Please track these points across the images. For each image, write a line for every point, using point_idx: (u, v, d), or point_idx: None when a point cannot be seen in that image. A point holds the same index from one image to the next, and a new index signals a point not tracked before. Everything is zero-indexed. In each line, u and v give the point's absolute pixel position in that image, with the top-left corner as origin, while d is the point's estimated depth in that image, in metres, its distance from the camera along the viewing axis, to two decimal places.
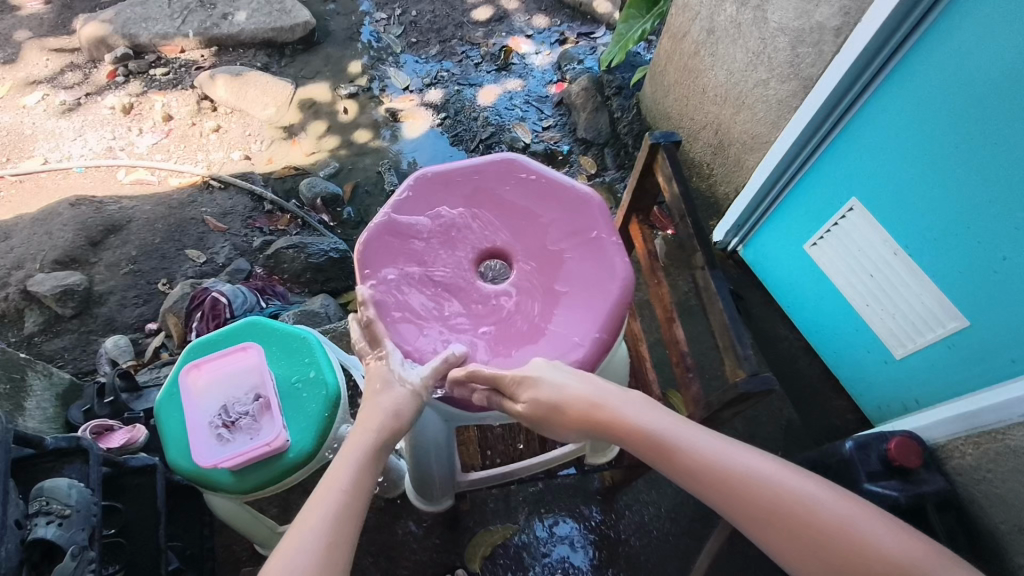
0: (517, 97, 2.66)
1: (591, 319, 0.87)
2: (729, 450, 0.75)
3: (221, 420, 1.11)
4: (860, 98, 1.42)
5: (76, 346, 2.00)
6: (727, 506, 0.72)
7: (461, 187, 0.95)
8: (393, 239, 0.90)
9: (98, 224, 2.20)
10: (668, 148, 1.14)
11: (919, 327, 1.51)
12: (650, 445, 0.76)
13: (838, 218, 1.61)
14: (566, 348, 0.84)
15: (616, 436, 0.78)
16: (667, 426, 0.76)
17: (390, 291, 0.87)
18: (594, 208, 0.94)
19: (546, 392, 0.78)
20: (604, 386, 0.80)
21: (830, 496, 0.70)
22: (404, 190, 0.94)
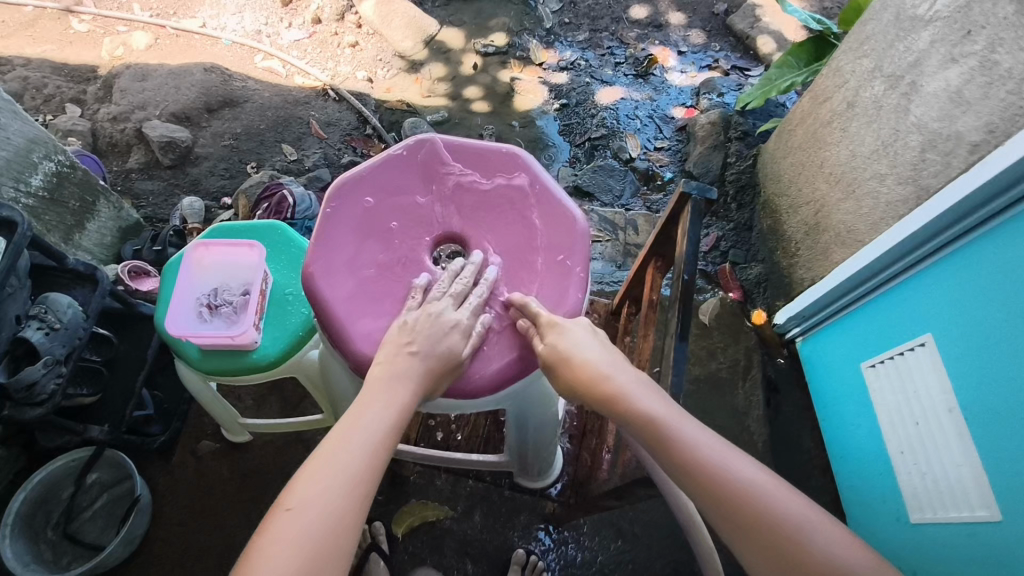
0: (642, 108, 2.59)
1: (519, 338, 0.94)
2: (711, 447, 0.78)
3: (206, 302, 1.16)
4: (969, 233, 1.24)
5: (161, 193, 2.19)
6: (704, 498, 0.76)
7: (457, 166, 1.03)
8: (370, 193, 1.00)
9: (218, 94, 2.38)
10: (697, 203, 1.03)
11: (945, 499, 1.34)
12: (646, 426, 0.81)
13: (904, 348, 1.44)
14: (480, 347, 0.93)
15: (617, 411, 0.83)
16: (662, 407, 0.82)
17: (344, 237, 0.97)
18: (578, 237, 1.00)
19: (565, 345, 0.87)
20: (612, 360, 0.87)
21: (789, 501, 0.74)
22: (404, 148, 1.03)
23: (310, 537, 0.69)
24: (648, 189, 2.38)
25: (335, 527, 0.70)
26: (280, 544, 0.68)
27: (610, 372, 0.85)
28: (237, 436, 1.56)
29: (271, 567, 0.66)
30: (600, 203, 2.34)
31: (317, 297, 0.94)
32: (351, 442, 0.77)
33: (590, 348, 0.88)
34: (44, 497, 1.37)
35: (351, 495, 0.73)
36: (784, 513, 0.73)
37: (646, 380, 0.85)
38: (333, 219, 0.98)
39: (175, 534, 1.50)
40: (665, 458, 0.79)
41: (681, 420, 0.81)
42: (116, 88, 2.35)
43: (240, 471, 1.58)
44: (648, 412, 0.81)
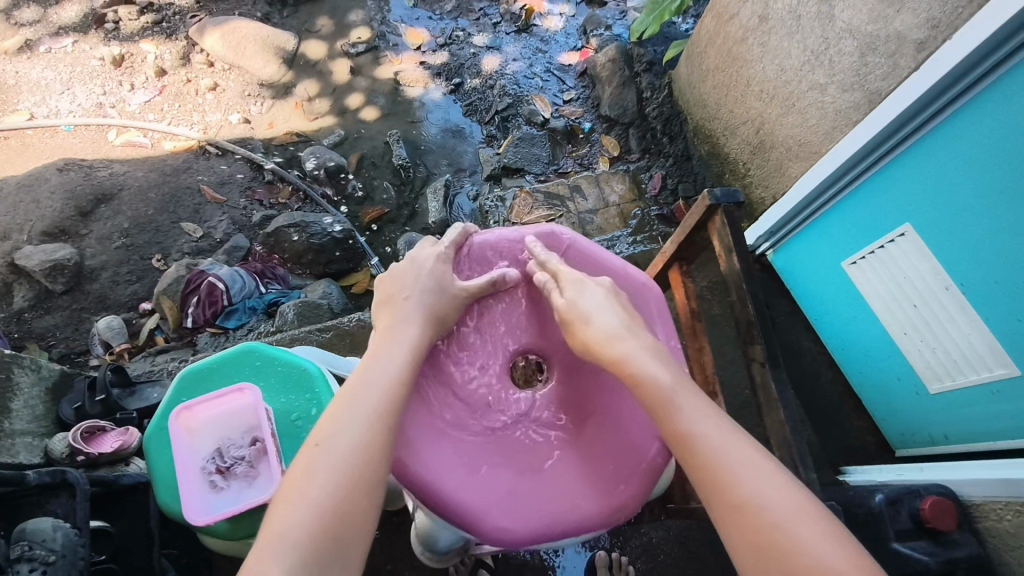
0: (538, 63, 2.48)
1: (642, 447, 0.91)
2: (705, 425, 0.80)
3: (214, 466, 1.02)
4: (931, 121, 1.24)
5: (68, 324, 1.92)
6: (687, 464, 0.79)
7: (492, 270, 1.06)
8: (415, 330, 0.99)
9: (87, 193, 2.08)
10: (728, 209, 1.13)
11: (961, 367, 1.42)
12: (645, 388, 0.84)
13: (885, 241, 1.47)
14: (615, 476, 0.90)
15: (621, 369, 0.87)
16: (669, 375, 0.85)
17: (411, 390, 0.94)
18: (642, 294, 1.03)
19: (581, 302, 0.94)
20: (630, 325, 0.92)
21: (771, 487, 0.73)
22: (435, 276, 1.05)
23: (340, 466, 0.76)
24: (574, 145, 2.31)
25: (361, 454, 0.77)
26: (314, 473, 0.75)
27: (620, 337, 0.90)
28: None
29: (304, 490, 0.74)
30: (533, 175, 2.22)
31: (410, 476, 0.84)
32: (372, 388, 0.84)
33: (610, 320, 0.92)
34: None
35: (373, 428, 0.80)
36: (753, 490, 0.73)
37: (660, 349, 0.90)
38: None
39: None
40: (660, 418, 0.82)
41: (681, 393, 0.83)
42: None
43: None
44: (654, 376, 0.85)
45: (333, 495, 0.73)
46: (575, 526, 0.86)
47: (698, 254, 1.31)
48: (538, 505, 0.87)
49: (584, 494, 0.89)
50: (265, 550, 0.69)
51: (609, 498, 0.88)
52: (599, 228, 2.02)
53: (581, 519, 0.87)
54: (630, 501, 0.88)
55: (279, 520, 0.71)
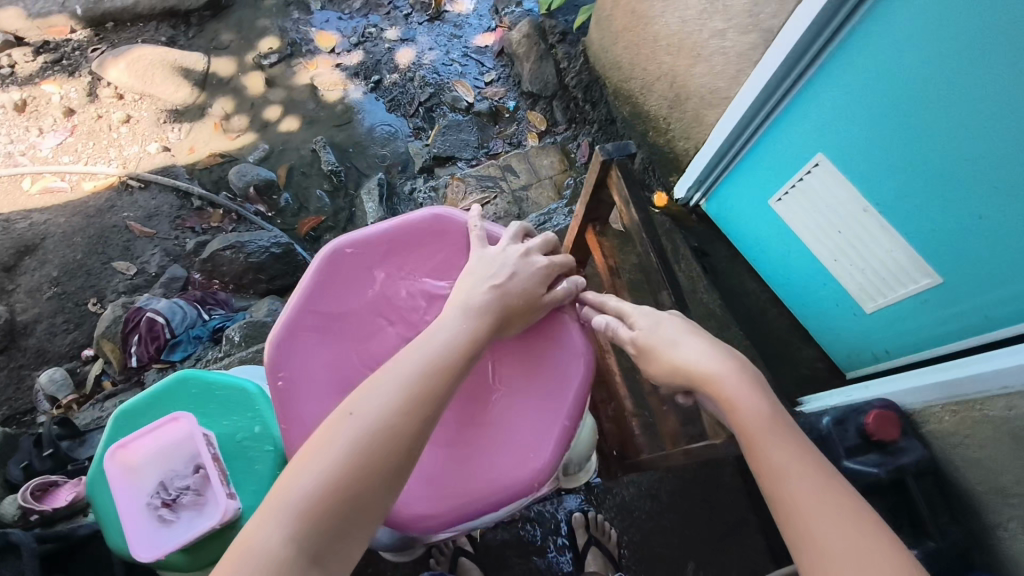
0: (454, 49, 2.46)
1: (556, 412, 0.86)
2: (805, 468, 0.70)
3: (160, 500, 1.01)
4: (826, 49, 1.30)
5: (8, 384, 1.86)
6: (777, 506, 0.70)
7: (376, 254, 0.93)
8: (307, 334, 0.87)
9: (9, 247, 2.02)
10: (622, 164, 1.12)
11: (889, 283, 1.46)
12: (740, 419, 0.77)
13: (804, 172, 1.52)
14: (524, 446, 0.85)
15: (713, 392, 0.81)
16: (772, 412, 0.77)
17: (307, 400, 0.84)
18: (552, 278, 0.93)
19: (665, 327, 0.89)
20: (728, 348, 0.85)
21: (878, 553, 0.61)
22: (326, 272, 0.90)
23: (367, 444, 0.65)
24: (501, 126, 2.30)
25: (394, 438, 0.66)
26: (333, 443, 0.65)
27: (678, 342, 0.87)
28: None
29: (318, 457, 0.64)
30: (465, 161, 2.22)
31: None
32: (425, 365, 0.73)
33: (692, 345, 0.86)
34: None
35: (418, 405, 0.69)
36: (848, 548, 0.62)
37: (746, 370, 0.82)
38: (290, 389, 0.83)
39: None
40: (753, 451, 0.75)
41: (786, 436, 0.74)
42: None
43: None
44: (752, 412, 0.77)
45: (348, 470, 0.63)
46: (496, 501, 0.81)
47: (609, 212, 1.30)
48: (454, 487, 0.82)
49: (500, 468, 0.83)
50: (266, 514, 0.61)
51: (527, 466, 0.83)
52: (534, 204, 2.03)
53: (500, 492, 0.81)
54: (545, 466, 0.82)
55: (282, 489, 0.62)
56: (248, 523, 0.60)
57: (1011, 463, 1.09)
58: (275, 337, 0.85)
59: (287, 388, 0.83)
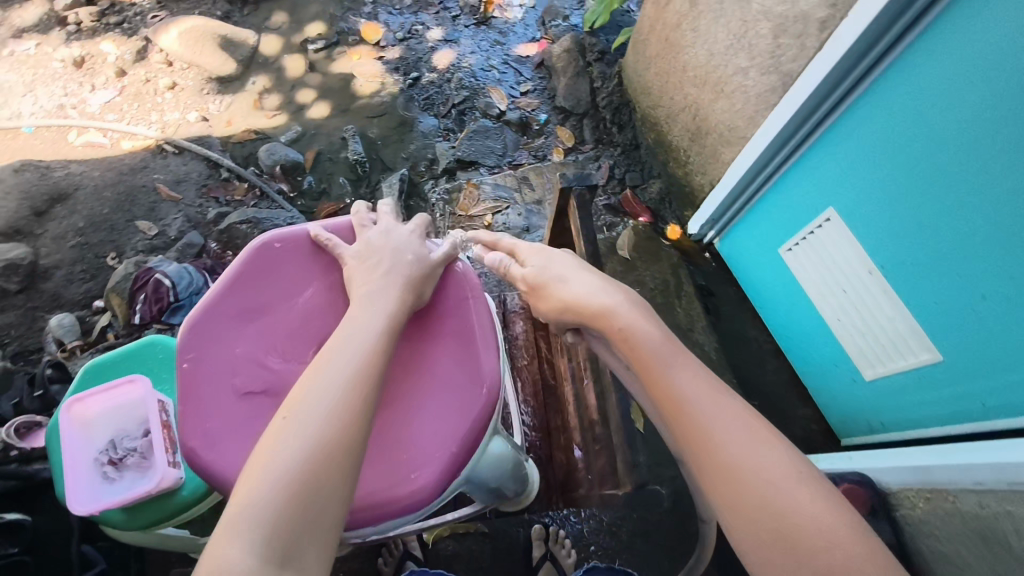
0: (495, 56, 2.47)
1: (449, 433, 0.87)
2: (698, 391, 0.81)
3: (107, 458, 1.04)
4: (846, 99, 1.25)
5: (22, 322, 1.95)
6: (680, 429, 0.79)
7: (306, 256, 0.99)
8: (225, 321, 0.93)
9: (43, 193, 2.12)
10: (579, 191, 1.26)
11: (891, 353, 1.39)
12: (644, 355, 0.87)
13: (814, 225, 1.46)
14: (407, 465, 0.86)
15: (619, 336, 0.91)
16: (664, 342, 0.88)
17: (210, 383, 0.89)
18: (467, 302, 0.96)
19: (573, 289, 1.00)
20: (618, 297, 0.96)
21: (761, 454, 0.73)
22: (250, 263, 0.96)
23: (312, 435, 0.71)
24: (529, 137, 2.29)
25: (335, 428, 0.73)
26: (280, 443, 0.70)
27: (602, 294, 0.97)
28: None
29: (269, 463, 0.69)
30: (487, 168, 2.22)
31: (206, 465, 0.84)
32: (342, 357, 0.80)
33: (581, 281, 1.02)
34: None
35: (352, 398, 0.76)
36: (740, 453, 0.73)
37: (671, 341, 0.88)
38: (195, 371, 0.89)
39: None
40: (657, 383, 0.84)
41: (706, 393, 0.80)
42: None
43: None
44: (678, 381, 0.82)
45: (305, 461, 0.69)
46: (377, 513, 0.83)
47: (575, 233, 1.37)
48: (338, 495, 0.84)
49: (385, 483, 0.84)
50: (230, 528, 0.64)
51: (408, 484, 0.84)
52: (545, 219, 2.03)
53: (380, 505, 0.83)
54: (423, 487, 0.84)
55: (242, 497, 0.66)
56: (214, 535, 0.64)
57: (976, 565, 1.02)
58: (193, 319, 0.92)
59: (194, 367, 0.89)
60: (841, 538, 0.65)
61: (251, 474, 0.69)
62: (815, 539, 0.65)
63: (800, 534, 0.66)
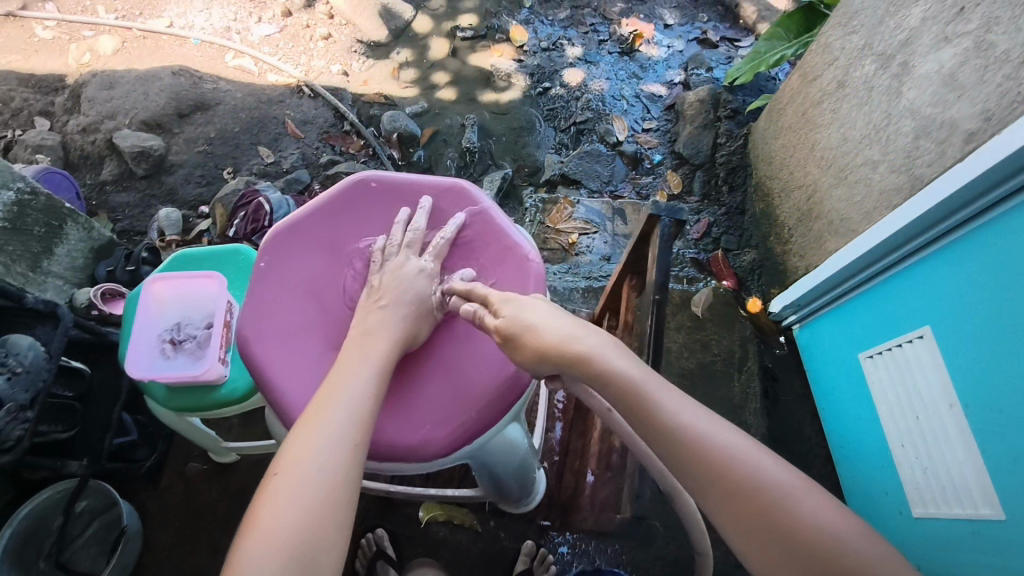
0: (629, 87, 2.49)
1: (470, 400, 0.88)
2: (686, 413, 0.76)
3: (169, 337, 1.12)
4: (971, 221, 1.18)
5: (138, 205, 2.15)
6: (676, 460, 0.74)
7: (400, 202, 1.02)
8: (306, 236, 0.98)
9: (189, 99, 2.32)
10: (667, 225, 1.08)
11: (946, 495, 1.30)
12: (621, 388, 0.79)
13: (903, 340, 1.39)
14: (425, 417, 0.88)
15: (588, 371, 0.82)
16: (636, 367, 0.81)
17: (276, 286, 0.95)
18: (511, 303, 0.93)
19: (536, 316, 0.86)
20: (576, 326, 0.85)
21: (768, 469, 0.70)
22: (344, 193, 1.00)
23: (308, 494, 0.71)
24: (637, 173, 2.29)
25: (331, 486, 0.72)
26: (278, 501, 0.69)
27: (583, 338, 0.84)
28: (224, 456, 1.56)
29: (270, 521, 0.68)
30: (588, 191, 2.24)
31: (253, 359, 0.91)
32: (342, 402, 0.79)
33: (547, 311, 0.87)
34: (31, 532, 1.46)
35: (347, 454, 0.75)
36: (747, 472, 0.70)
37: (650, 374, 0.80)
38: (267, 272, 0.96)
39: (171, 557, 1.53)
40: (643, 421, 0.77)
41: (701, 422, 0.75)
42: (84, 98, 2.28)
43: (229, 492, 1.60)
44: (672, 413, 0.76)
45: (304, 520, 0.69)
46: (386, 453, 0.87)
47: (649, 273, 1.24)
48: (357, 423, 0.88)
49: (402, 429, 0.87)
50: None
51: (421, 433, 0.87)
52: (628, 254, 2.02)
53: (389, 447, 0.86)
54: (435, 443, 0.86)
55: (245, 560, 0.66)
56: None
57: None
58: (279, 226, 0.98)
59: (266, 268, 0.96)
60: (865, 546, 0.64)
61: (250, 534, 0.68)
62: (840, 548, 0.64)
63: (826, 549, 0.65)
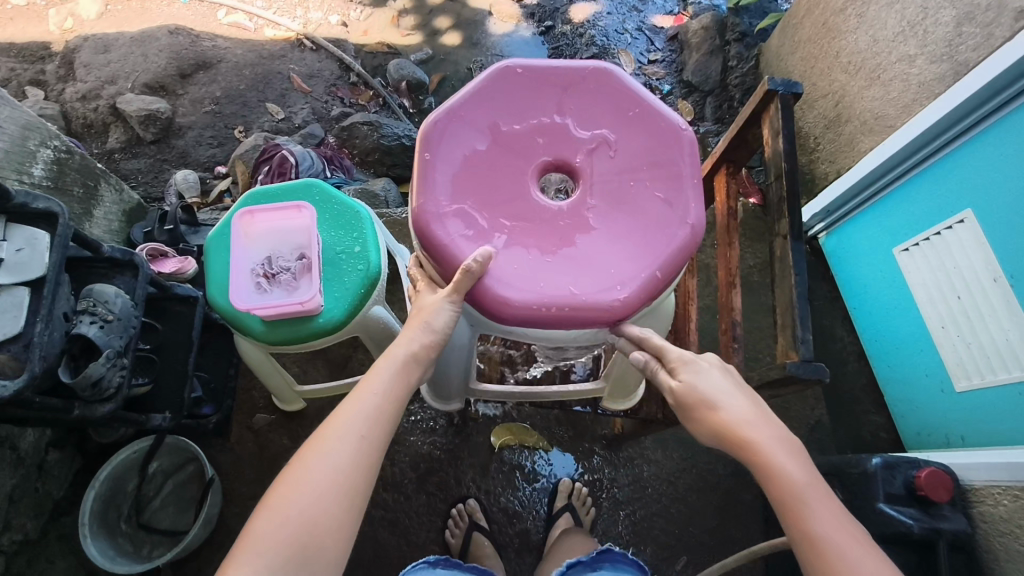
0: (631, 20, 2.50)
1: (648, 258, 0.85)
2: (849, 542, 0.68)
3: (262, 271, 1.14)
4: (1018, 98, 1.22)
5: (150, 170, 2.09)
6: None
7: (548, 85, 0.92)
8: (460, 123, 0.89)
9: (189, 57, 2.24)
10: (785, 99, 1.09)
11: (990, 366, 1.35)
12: (785, 493, 0.71)
13: (941, 228, 1.42)
14: (609, 279, 0.84)
15: (754, 464, 0.73)
16: (808, 474, 0.72)
17: (442, 177, 0.87)
18: (677, 175, 0.88)
19: (707, 382, 0.78)
20: (757, 412, 0.76)
21: None
22: (493, 80, 0.91)
23: (331, 479, 0.69)
24: None
25: (348, 483, 0.70)
26: (299, 486, 0.68)
27: (757, 425, 0.74)
28: (292, 404, 1.58)
29: (288, 501, 0.68)
30: None
31: (437, 244, 0.84)
32: (372, 393, 0.76)
33: (727, 390, 0.78)
34: (111, 493, 1.44)
35: (370, 444, 0.73)
36: None
37: (819, 486, 0.71)
38: (432, 162, 0.87)
39: (251, 506, 1.56)
40: (795, 527, 0.70)
41: (859, 553, 0.67)
42: (78, 63, 2.20)
43: (302, 439, 1.64)
44: (826, 534, 0.68)
45: (319, 506, 0.68)
46: (569, 312, 0.82)
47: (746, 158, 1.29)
48: (533, 283, 0.83)
49: (587, 289, 0.83)
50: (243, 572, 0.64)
51: (604, 291, 0.83)
52: None
53: (570, 304, 0.82)
54: (624, 302, 0.83)
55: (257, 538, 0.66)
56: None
57: None
58: (434, 116, 0.89)
59: (430, 158, 0.87)
60: None
61: (269, 509, 0.67)
62: None
63: None
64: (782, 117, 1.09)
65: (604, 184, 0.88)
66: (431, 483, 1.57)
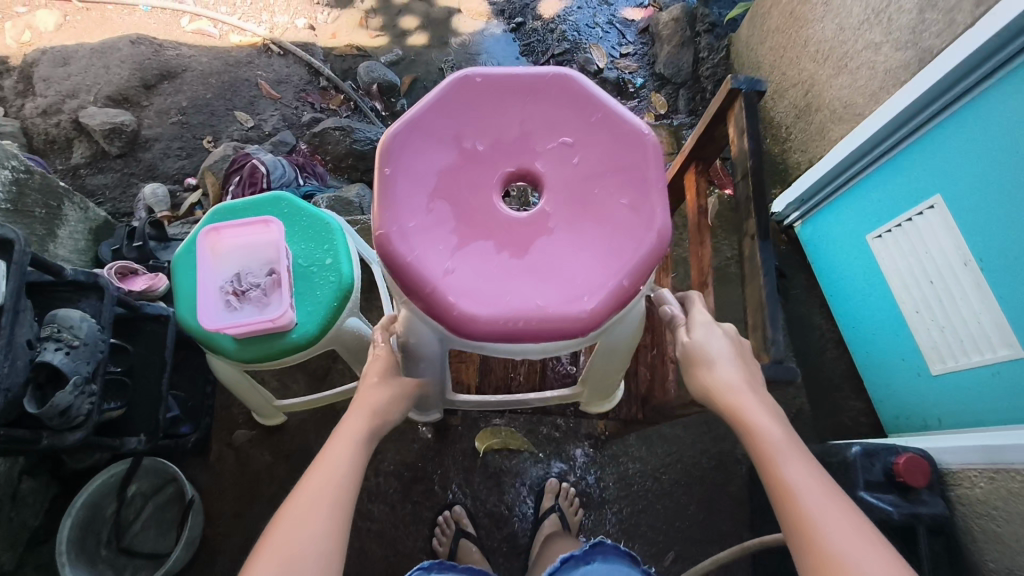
0: (601, 14, 2.49)
1: (615, 267, 0.84)
2: (815, 488, 0.73)
3: (231, 288, 1.11)
4: (981, 84, 1.22)
5: (117, 185, 2.04)
6: (785, 522, 0.73)
7: (509, 93, 0.90)
8: (420, 136, 0.87)
9: (154, 68, 2.20)
10: (749, 95, 1.09)
11: (965, 349, 1.36)
12: (762, 445, 0.79)
13: (912, 214, 1.43)
14: (576, 289, 0.83)
15: (739, 423, 0.83)
16: (787, 434, 0.79)
17: (403, 191, 0.85)
18: (642, 179, 0.87)
19: (711, 346, 0.91)
20: (749, 384, 0.86)
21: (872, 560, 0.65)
22: (452, 91, 0.89)
23: (318, 524, 0.72)
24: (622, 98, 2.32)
25: (333, 527, 0.73)
26: (292, 534, 0.70)
27: (743, 392, 0.85)
28: (271, 420, 1.56)
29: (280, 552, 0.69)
30: None
31: (400, 262, 0.82)
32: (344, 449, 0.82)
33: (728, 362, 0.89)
34: (90, 519, 1.41)
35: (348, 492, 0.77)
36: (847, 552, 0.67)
37: (798, 447, 0.78)
38: (393, 177, 0.86)
39: (235, 524, 1.54)
40: (769, 474, 0.77)
41: (825, 498, 0.72)
42: (37, 78, 2.14)
43: (283, 453, 1.62)
44: (795, 480, 0.74)
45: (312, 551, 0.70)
46: (537, 324, 0.81)
47: (715, 156, 1.29)
48: (500, 297, 0.82)
49: (554, 300, 0.82)
50: None
51: (572, 302, 0.82)
52: None
53: (538, 316, 0.81)
54: (592, 312, 0.82)
55: None
56: None
57: None
58: (394, 129, 0.88)
59: (391, 173, 0.86)
60: None
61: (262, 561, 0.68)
62: None
63: None
64: (748, 112, 1.08)
65: (569, 192, 0.87)
66: (416, 491, 1.56)
